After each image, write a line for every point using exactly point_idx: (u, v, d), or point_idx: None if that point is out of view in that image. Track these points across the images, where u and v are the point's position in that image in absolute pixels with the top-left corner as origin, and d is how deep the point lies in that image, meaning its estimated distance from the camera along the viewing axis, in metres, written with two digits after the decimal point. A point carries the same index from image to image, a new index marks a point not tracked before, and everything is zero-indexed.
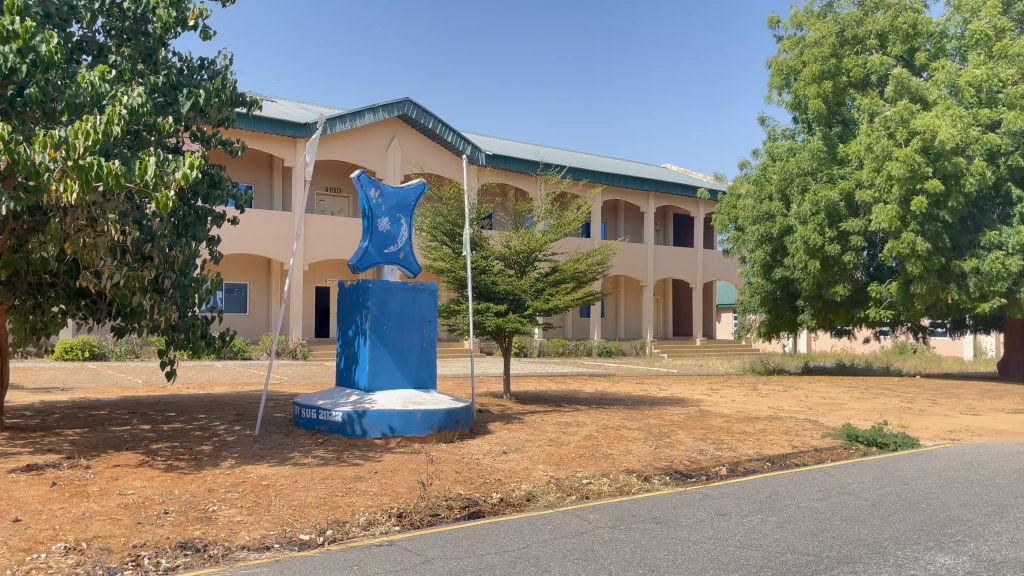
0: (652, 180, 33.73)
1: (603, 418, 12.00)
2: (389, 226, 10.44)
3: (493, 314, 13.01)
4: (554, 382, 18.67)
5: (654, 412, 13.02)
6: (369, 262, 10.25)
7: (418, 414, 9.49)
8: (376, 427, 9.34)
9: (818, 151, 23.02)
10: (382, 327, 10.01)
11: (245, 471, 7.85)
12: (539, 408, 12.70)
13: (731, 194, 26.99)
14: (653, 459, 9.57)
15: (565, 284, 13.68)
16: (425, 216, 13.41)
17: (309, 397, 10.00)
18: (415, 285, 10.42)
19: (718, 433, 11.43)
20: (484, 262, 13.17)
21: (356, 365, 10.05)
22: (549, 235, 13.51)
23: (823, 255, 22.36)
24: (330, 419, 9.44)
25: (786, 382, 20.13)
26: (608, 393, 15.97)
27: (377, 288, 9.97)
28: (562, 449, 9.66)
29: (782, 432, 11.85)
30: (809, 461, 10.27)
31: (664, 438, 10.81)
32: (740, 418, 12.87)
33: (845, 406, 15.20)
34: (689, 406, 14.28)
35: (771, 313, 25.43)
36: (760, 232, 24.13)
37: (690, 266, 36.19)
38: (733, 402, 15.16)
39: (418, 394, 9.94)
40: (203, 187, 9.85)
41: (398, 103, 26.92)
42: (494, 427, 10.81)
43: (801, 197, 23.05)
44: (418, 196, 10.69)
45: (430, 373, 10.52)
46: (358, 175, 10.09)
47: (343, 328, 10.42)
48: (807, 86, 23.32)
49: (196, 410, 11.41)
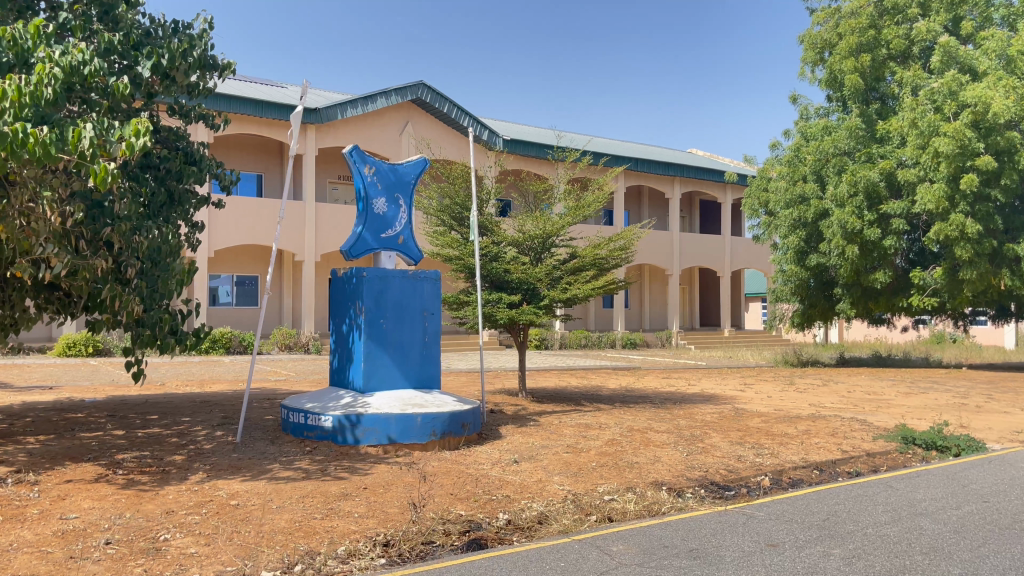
0: (678, 165, 32.40)
1: (629, 419, 10.85)
2: (386, 208, 9.34)
3: (506, 305, 11.86)
4: (575, 377, 17.54)
5: (684, 412, 11.84)
6: (364, 247, 9.15)
7: (418, 419, 8.42)
8: (370, 434, 8.28)
9: (856, 129, 21.62)
10: (379, 321, 8.93)
11: (215, 488, 6.81)
12: (557, 408, 11.57)
13: (762, 177, 25.64)
14: (685, 468, 8.41)
15: (585, 271, 12.50)
16: (433, 197, 12.32)
17: (297, 398, 8.93)
18: (415, 272, 9.34)
19: (756, 435, 10.23)
20: (496, 248, 12.03)
21: (351, 363, 8.97)
22: (568, 218, 12.33)
23: (862, 239, 20.98)
24: (319, 425, 8.39)
25: (825, 375, 18.80)
26: (633, 390, 14.79)
27: (372, 277, 8.90)
28: (581, 456, 8.54)
29: (828, 433, 10.62)
30: (863, 469, 9.07)
31: (697, 442, 9.65)
32: (780, 418, 11.65)
33: (893, 402, 13.92)
34: (722, 404, 13.07)
35: (805, 303, 24.05)
36: (794, 216, 22.69)
37: (717, 254, 34.80)
38: (769, 399, 13.94)
39: (418, 396, 8.86)
40: (176, 166, 8.98)
41: (412, 86, 25.78)
42: (506, 431, 9.71)
43: (838, 178, 21.64)
44: (419, 175, 9.61)
45: (433, 370, 9.44)
46: (350, 151, 8.99)
47: (336, 322, 9.34)
48: (843, 60, 21.89)
49: (180, 413, 10.42)
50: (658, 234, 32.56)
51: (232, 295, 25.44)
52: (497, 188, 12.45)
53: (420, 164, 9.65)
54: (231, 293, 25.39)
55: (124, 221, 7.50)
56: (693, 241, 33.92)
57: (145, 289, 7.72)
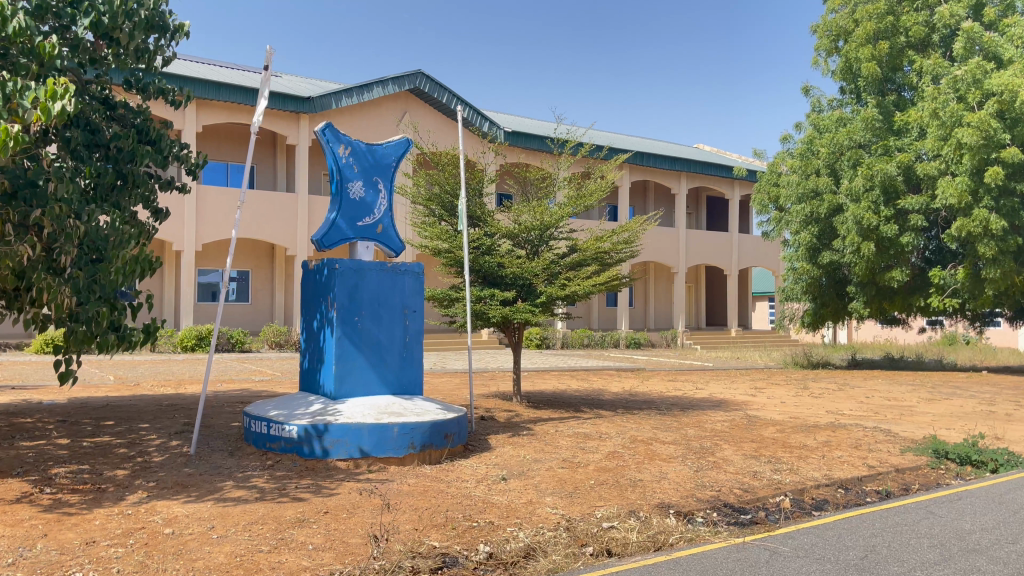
0: (683, 159, 31.40)
1: (632, 428, 9.89)
2: (364, 193, 8.40)
3: (499, 302, 10.90)
4: (575, 380, 16.59)
5: (692, 420, 10.89)
6: (339, 236, 8.21)
7: (395, 429, 7.48)
8: (340, 446, 7.34)
9: (873, 120, 20.61)
10: (353, 318, 8.00)
11: (151, 512, 5.90)
12: (554, 415, 10.64)
13: (772, 171, 24.66)
14: (695, 488, 7.45)
15: (585, 266, 11.54)
16: (421, 183, 11.37)
17: (262, 404, 7.99)
18: (395, 265, 8.40)
19: (773, 448, 9.26)
20: (489, 240, 11.06)
21: (322, 365, 8.03)
22: (567, 208, 11.36)
23: (878, 236, 19.97)
24: (282, 434, 7.46)
25: (839, 379, 17.87)
26: (637, 394, 13.83)
27: (345, 269, 7.97)
28: (578, 473, 7.59)
29: (851, 445, 9.65)
30: (894, 489, 8.11)
31: (707, 456, 8.71)
32: (798, 427, 10.68)
33: (916, 409, 12.95)
34: (733, 410, 12.10)
35: (816, 302, 23.07)
36: (806, 212, 21.65)
37: (724, 251, 33.80)
38: (782, 405, 12.98)
39: (397, 403, 7.93)
40: (128, 145, 7.97)
41: (409, 75, 24.80)
42: (496, 441, 8.77)
43: (853, 172, 20.64)
44: (400, 158, 8.70)
45: (415, 374, 8.50)
46: (323, 129, 8.02)
47: (306, 319, 8.39)
48: (859, 48, 20.91)
49: (140, 419, 9.53)
50: (664, 230, 31.58)
51: (233, 292, 24.66)
52: (492, 174, 11.49)
53: (402, 145, 8.73)
54: (234, 291, 24.66)
55: (61, 205, 6.59)
56: (699, 239, 32.95)
57: (83, 280, 6.80)
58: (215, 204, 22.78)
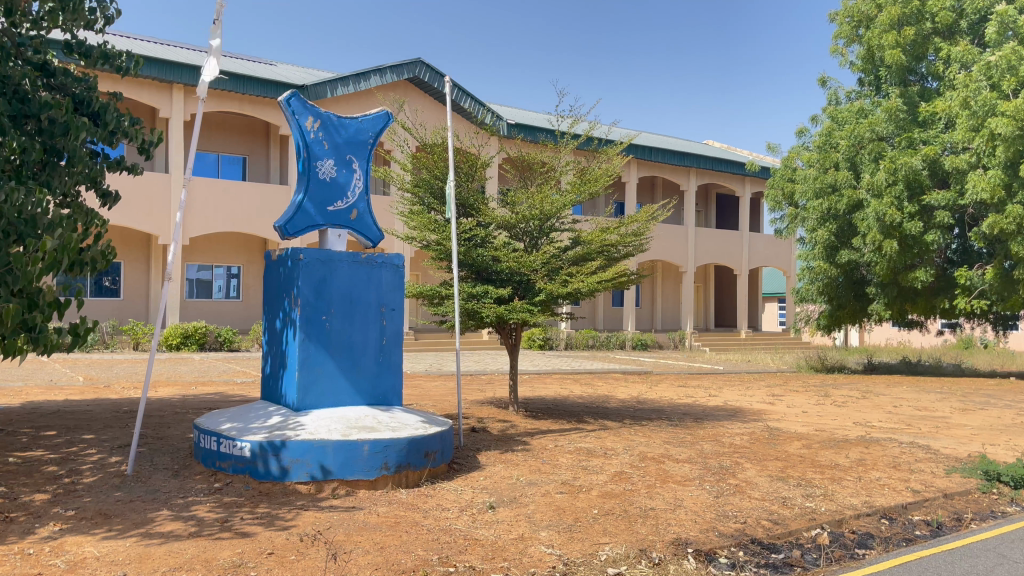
0: (693, 155, 30.24)
1: (641, 443, 8.78)
2: (336, 173, 7.33)
3: (493, 300, 9.82)
4: (578, 384, 15.53)
5: (709, 433, 9.79)
6: (306, 223, 7.14)
7: (365, 448, 6.40)
8: (301, 467, 6.26)
9: (897, 110, 19.42)
10: (320, 317, 6.93)
11: (56, 554, 4.81)
12: (554, 427, 9.56)
13: (787, 166, 23.56)
14: (716, 519, 6.33)
15: (590, 260, 10.42)
16: (409, 169, 10.29)
17: (214, 415, 6.90)
18: (370, 257, 7.31)
19: (801, 467, 8.14)
20: (482, 230, 9.96)
21: (284, 371, 6.96)
22: (569, 196, 10.21)
23: (901, 234, 18.84)
24: (234, 452, 6.39)
25: (859, 385, 16.74)
26: (645, 402, 12.73)
27: (312, 260, 6.91)
28: (579, 500, 6.50)
29: (888, 465, 8.54)
30: (946, 520, 6.99)
31: (728, 477, 7.61)
32: (827, 442, 9.55)
33: (950, 421, 11.83)
34: (752, 421, 11.00)
35: (832, 304, 21.94)
36: (824, 208, 20.48)
37: (735, 250, 32.69)
38: (804, 415, 11.87)
39: (370, 416, 6.85)
40: (62, 116, 6.93)
41: (408, 64, 23.65)
42: (487, 459, 7.67)
43: (874, 166, 19.48)
44: (379, 135, 7.63)
45: (393, 382, 7.42)
46: (287, 98, 6.97)
47: (268, 317, 7.32)
48: (882, 34, 19.85)
49: (86, 429, 8.47)
50: (672, 228, 30.48)
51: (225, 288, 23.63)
52: (486, 157, 10.36)
53: (381, 120, 7.66)
54: (237, 288, 23.72)
55: None
56: (708, 237, 31.82)
57: None
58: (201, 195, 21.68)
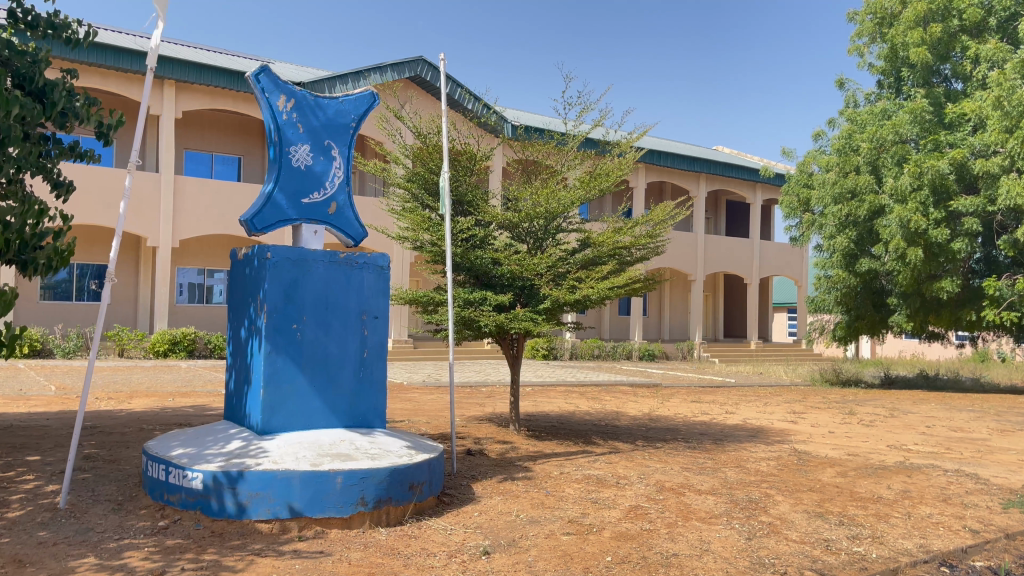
0: (703, 160, 29.33)
1: (657, 470, 7.80)
2: (312, 160, 6.39)
3: (492, 307, 8.87)
4: (584, 399, 14.57)
5: (732, 457, 8.82)
6: (276, 217, 6.20)
7: (338, 480, 5.43)
8: (260, 503, 5.30)
9: (922, 111, 18.45)
10: (290, 325, 5.98)
11: None
12: (560, 449, 8.59)
13: (804, 171, 22.68)
14: (751, 568, 5.33)
15: (600, 264, 9.46)
16: (404, 161, 9.39)
17: (166, 439, 5.94)
18: (350, 257, 6.37)
19: (840, 501, 7.15)
20: (480, 229, 9.01)
21: (248, 388, 6.02)
22: (577, 192, 9.25)
23: (926, 241, 17.89)
24: (183, 485, 5.43)
25: (884, 402, 15.73)
26: (658, 419, 11.77)
27: (282, 260, 5.97)
28: (589, 544, 5.50)
29: (938, 498, 7.55)
30: (1018, 568, 5.97)
31: (760, 513, 6.60)
32: (863, 470, 8.56)
33: (991, 444, 10.82)
34: (777, 443, 10.02)
35: (850, 314, 20.96)
36: (843, 213, 19.56)
37: (745, 259, 31.76)
38: (831, 436, 10.88)
39: (346, 442, 5.89)
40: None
41: (410, 62, 22.67)
42: (483, 489, 6.70)
43: (898, 170, 18.51)
44: (362, 118, 6.70)
45: (375, 402, 6.47)
46: (256, 73, 6.05)
47: (233, 325, 6.39)
48: (907, 32, 19.01)
49: (33, 449, 7.51)
50: (681, 235, 29.57)
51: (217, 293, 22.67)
52: (489, 150, 9.45)
53: (366, 101, 6.74)
54: None
55: None
56: (718, 245, 30.89)
57: None
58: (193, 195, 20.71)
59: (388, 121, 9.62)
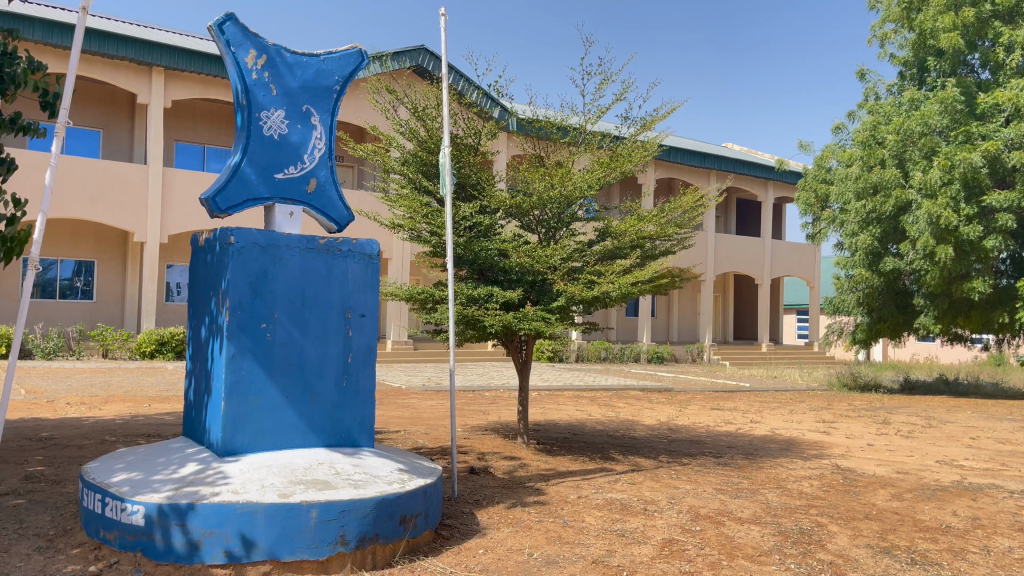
0: (714, 156, 28.30)
1: (688, 494, 6.79)
2: (287, 129, 5.39)
3: (499, 305, 7.89)
4: (596, 405, 13.54)
5: (770, 476, 7.81)
6: (243, 195, 5.20)
7: (312, 515, 4.40)
8: (213, 545, 4.25)
9: (953, 100, 17.40)
10: (259, 325, 4.99)
11: None
12: (575, 467, 7.59)
13: (821, 165, 21.67)
14: None
15: (620, 256, 8.48)
16: (401, 140, 8.37)
17: (108, 462, 4.94)
18: (333, 244, 5.36)
19: (906, 533, 6.12)
20: (486, 217, 8.04)
21: (208, 398, 5.02)
22: (595, 175, 8.25)
23: (957, 238, 16.87)
24: (122, 520, 4.40)
25: (917, 409, 14.69)
26: (679, 429, 10.73)
27: (250, 245, 4.98)
28: None
29: (1015, 527, 6.52)
30: None
31: (817, 548, 5.57)
32: (920, 492, 7.52)
33: None
34: (815, 458, 9.00)
35: (871, 316, 19.92)
36: (867, 209, 18.53)
37: (758, 259, 30.73)
38: (872, 450, 9.84)
39: (323, 466, 4.88)
40: None
41: (413, 51, 21.61)
42: (489, 518, 5.68)
43: (927, 163, 17.50)
44: (348, 80, 5.70)
45: (361, 415, 5.46)
46: (220, 24, 5.04)
47: (194, 325, 5.39)
48: (937, 17, 18.06)
49: None
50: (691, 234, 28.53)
51: None
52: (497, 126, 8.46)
53: (352, 61, 5.74)
54: None
55: None
56: (730, 244, 29.84)
57: None
58: (182, 188, 19.62)
59: (379, 96, 8.55)
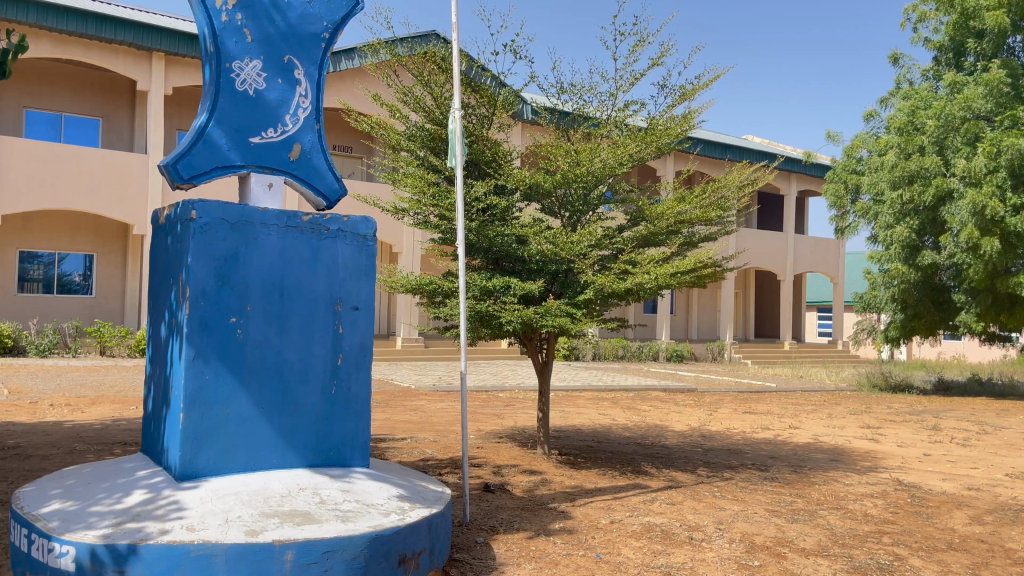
0: (735, 148, 27.24)
1: (737, 517, 5.85)
2: (265, 83, 4.48)
3: (518, 297, 6.99)
4: (618, 408, 12.58)
5: (826, 493, 6.85)
6: (211, 162, 4.31)
7: (287, 558, 3.49)
8: None
9: (998, 83, 16.32)
10: (228, 320, 4.09)
11: None
12: (605, 483, 6.66)
13: (851, 155, 20.58)
14: None
15: (654, 243, 7.54)
16: (406, 112, 7.47)
17: (46, 486, 4.07)
18: (319, 223, 4.44)
19: (1002, 567, 5.15)
20: (500, 197, 7.12)
21: (166, 410, 4.13)
22: (625, 150, 7.32)
23: (1003, 230, 15.79)
24: (48, 564, 3.51)
25: (963, 413, 13.63)
26: (712, 435, 9.76)
27: (216, 222, 4.07)
28: None
29: None
30: None
31: None
32: (1002, 514, 6.53)
33: None
34: (871, 471, 8.02)
35: (906, 313, 18.84)
36: (903, 200, 17.46)
37: (781, 253, 29.62)
38: (931, 461, 8.82)
39: (303, 492, 3.97)
40: None
41: None
42: (507, 551, 4.76)
43: (970, 149, 16.42)
44: (337, 26, 4.78)
45: (352, 426, 4.55)
46: None
47: (155, 320, 4.50)
48: None
49: None
50: None
51: None
52: (516, 95, 7.60)
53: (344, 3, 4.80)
54: None
55: None
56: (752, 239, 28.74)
57: None
58: None
59: (379, 65, 7.63)
